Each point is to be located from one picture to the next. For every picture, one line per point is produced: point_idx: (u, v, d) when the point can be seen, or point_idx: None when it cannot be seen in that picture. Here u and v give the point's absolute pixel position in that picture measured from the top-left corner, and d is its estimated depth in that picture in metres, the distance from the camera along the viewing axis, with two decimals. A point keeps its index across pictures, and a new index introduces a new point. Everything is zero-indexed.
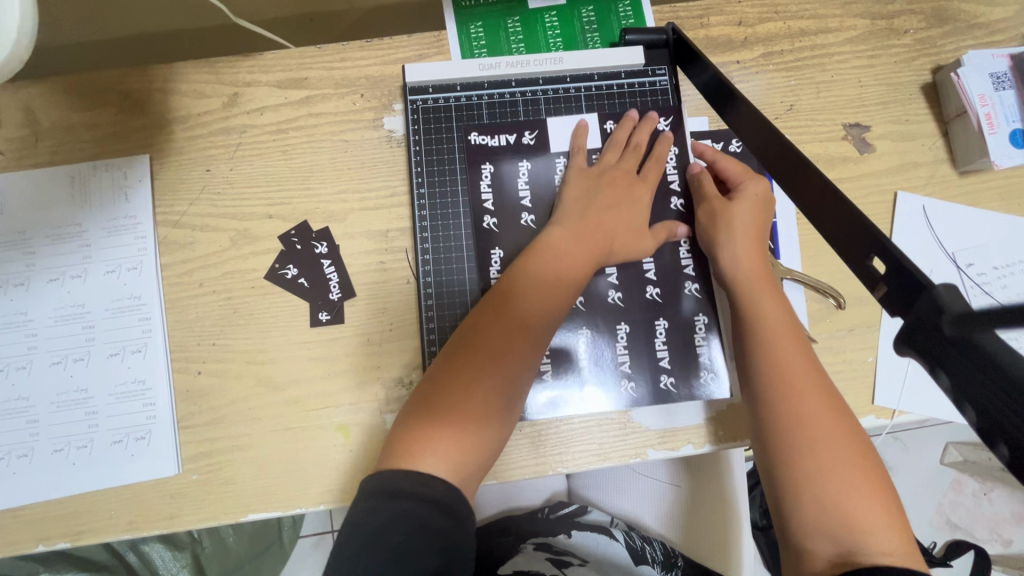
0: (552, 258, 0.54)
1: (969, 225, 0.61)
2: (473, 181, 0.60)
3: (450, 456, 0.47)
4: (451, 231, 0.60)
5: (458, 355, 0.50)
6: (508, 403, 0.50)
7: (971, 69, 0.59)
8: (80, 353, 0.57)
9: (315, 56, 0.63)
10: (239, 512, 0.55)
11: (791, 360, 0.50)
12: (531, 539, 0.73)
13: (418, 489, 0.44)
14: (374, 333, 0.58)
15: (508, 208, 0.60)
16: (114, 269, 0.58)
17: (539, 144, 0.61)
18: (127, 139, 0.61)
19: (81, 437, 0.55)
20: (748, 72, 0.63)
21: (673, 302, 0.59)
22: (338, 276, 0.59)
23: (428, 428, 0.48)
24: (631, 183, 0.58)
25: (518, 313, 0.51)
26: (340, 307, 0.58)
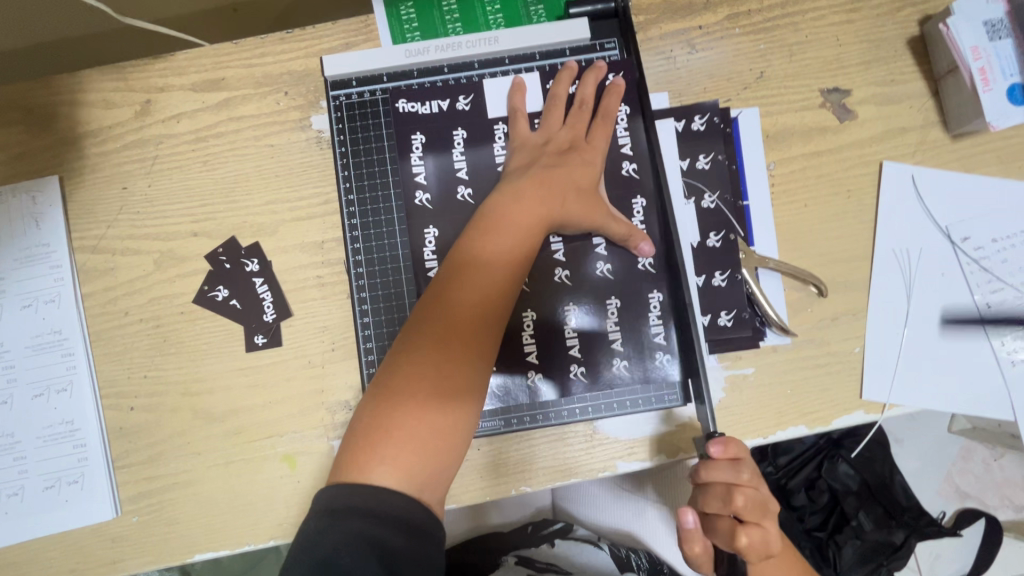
0: (496, 228, 0.48)
1: (962, 193, 0.55)
2: (408, 182, 0.55)
3: (406, 464, 0.42)
4: (390, 240, 0.55)
5: (402, 352, 0.45)
6: (463, 393, 0.44)
7: (962, 18, 0.52)
8: (2, 396, 0.53)
9: (231, 53, 0.57)
10: (185, 553, 0.52)
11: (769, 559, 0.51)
12: (514, 553, 0.71)
13: (372, 506, 0.40)
14: (315, 354, 0.54)
15: (446, 211, 0.55)
16: (30, 303, 0.54)
17: (475, 114, 0.55)
18: (34, 159, 0.56)
19: (11, 484, 0.52)
20: (712, 38, 0.57)
21: (629, 283, 0.54)
22: (273, 294, 0.54)
23: (376, 431, 0.43)
24: (577, 143, 0.52)
25: (460, 295, 0.45)
26: (275, 330, 0.54)
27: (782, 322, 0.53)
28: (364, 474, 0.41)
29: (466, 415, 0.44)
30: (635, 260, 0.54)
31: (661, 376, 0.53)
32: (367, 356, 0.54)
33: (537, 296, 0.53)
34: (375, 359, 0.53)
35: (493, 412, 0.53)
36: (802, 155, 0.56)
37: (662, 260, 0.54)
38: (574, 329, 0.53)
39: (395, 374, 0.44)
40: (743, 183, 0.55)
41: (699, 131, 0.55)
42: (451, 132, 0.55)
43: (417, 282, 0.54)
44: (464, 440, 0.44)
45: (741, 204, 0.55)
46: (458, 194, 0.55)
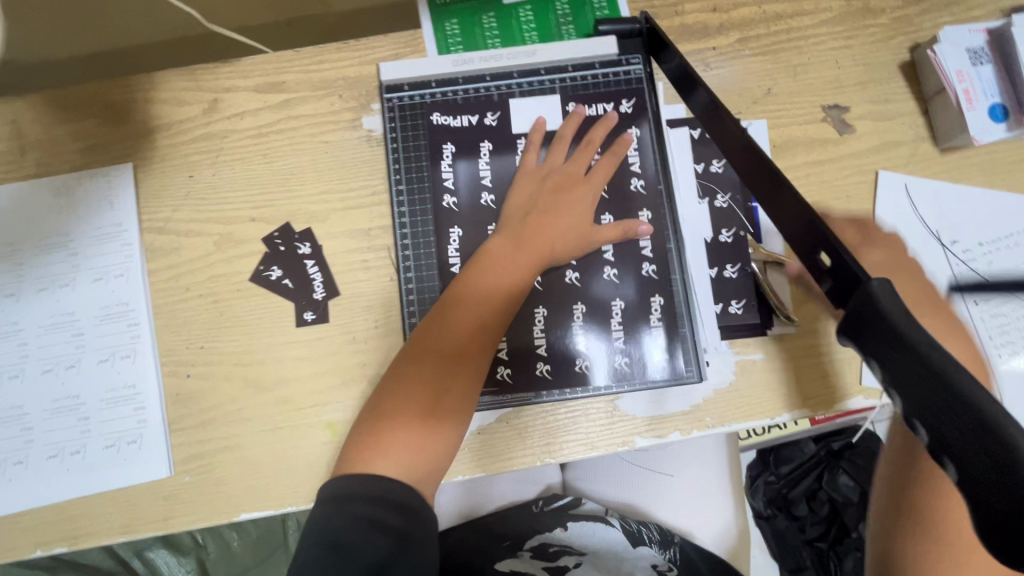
0: (494, 261, 0.54)
1: (951, 201, 0.61)
2: (437, 186, 0.60)
3: (402, 458, 0.47)
4: (421, 236, 0.60)
5: (407, 363, 0.51)
6: (458, 405, 0.50)
7: (947, 45, 0.59)
8: (70, 360, 0.58)
9: (293, 59, 0.63)
10: (232, 511, 0.56)
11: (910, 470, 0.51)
12: (527, 544, 0.72)
13: (373, 489, 0.45)
14: (358, 332, 0.59)
15: (473, 213, 0.60)
16: (102, 276, 0.59)
17: (502, 127, 0.61)
18: (110, 148, 0.61)
19: (74, 442, 0.56)
20: (725, 58, 0.63)
21: (635, 286, 0.58)
22: (324, 274, 0.59)
23: (380, 429, 0.48)
24: (575, 182, 0.58)
25: (463, 317, 0.52)
26: (323, 307, 0.59)
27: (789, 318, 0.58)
28: (366, 465, 0.47)
29: (456, 421, 0.50)
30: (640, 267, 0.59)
31: (676, 359, 0.57)
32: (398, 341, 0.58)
33: (548, 295, 0.58)
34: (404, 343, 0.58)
35: (524, 385, 0.57)
36: (805, 163, 0.62)
37: (664, 267, 0.59)
38: (581, 327, 0.58)
39: (399, 382, 0.50)
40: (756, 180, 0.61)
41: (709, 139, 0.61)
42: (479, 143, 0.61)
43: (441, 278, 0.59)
44: (455, 444, 0.50)
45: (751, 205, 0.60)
46: (482, 199, 0.60)
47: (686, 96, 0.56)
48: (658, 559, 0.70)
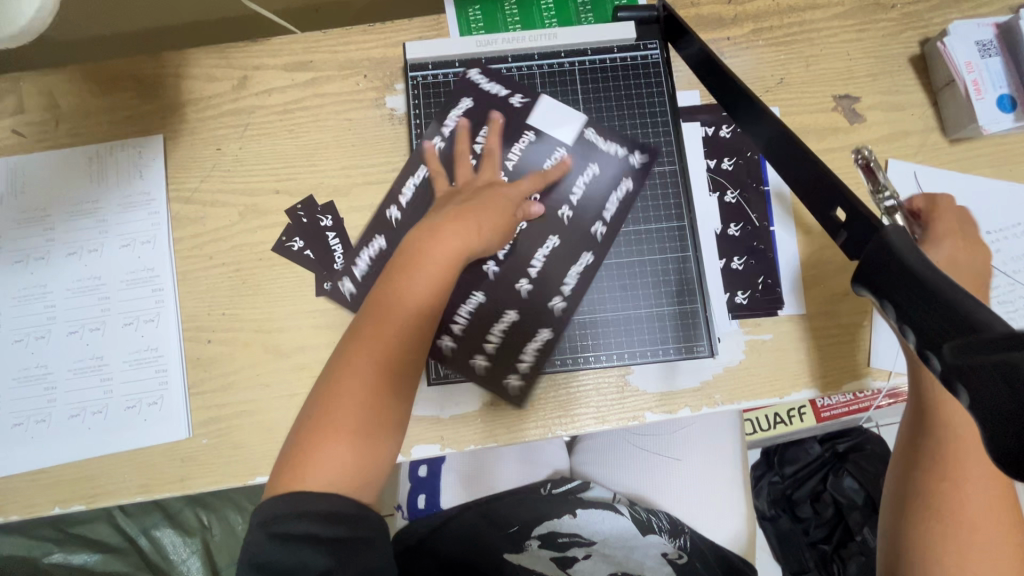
0: (415, 262, 0.50)
1: (960, 190, 0.62)
2: (445, 161, 0.62)
3: (332, 474, 0.43)
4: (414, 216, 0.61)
5: (327, 377, 0.47)
6: (385, 407, 0.47)
7: (956, 38, 0.61)
8: (95, 323, 0.59)
9: (320, 40, 0.65)
10: (247, 475, 0.57)
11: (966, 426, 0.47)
12: (535, 531, 0.75)
13: (300, 506, 0.41)
14: (355, 294, 0.60)
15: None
16: (129, 243, 0.61)
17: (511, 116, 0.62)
18: (142, 121, 0.63)
19: (96, 402, 0.58)
20: (739, 47, 0.65)
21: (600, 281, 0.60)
22: (366, 247, 0.61)
23: (303, 446, 0.44)
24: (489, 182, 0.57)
25: (385, 316, 0.48)
26: (352, 280, 0.60)
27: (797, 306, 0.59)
28: (294, 483, 0.43)
29: (388, 424, 0.47)
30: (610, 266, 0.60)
31: (690, 333, 0.59)
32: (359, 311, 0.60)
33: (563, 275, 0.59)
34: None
35: (539, 354, 0.58)
36: (816, 151, 0.63)
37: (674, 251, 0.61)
38: (592, 308, 0.60)
39: (323, 397, 0.46)
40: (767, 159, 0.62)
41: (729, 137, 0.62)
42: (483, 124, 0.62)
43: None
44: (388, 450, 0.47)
45: (763, 188, 0.62)
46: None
47: (704, 81, 0.56)
48: (667, 547, 0.72)
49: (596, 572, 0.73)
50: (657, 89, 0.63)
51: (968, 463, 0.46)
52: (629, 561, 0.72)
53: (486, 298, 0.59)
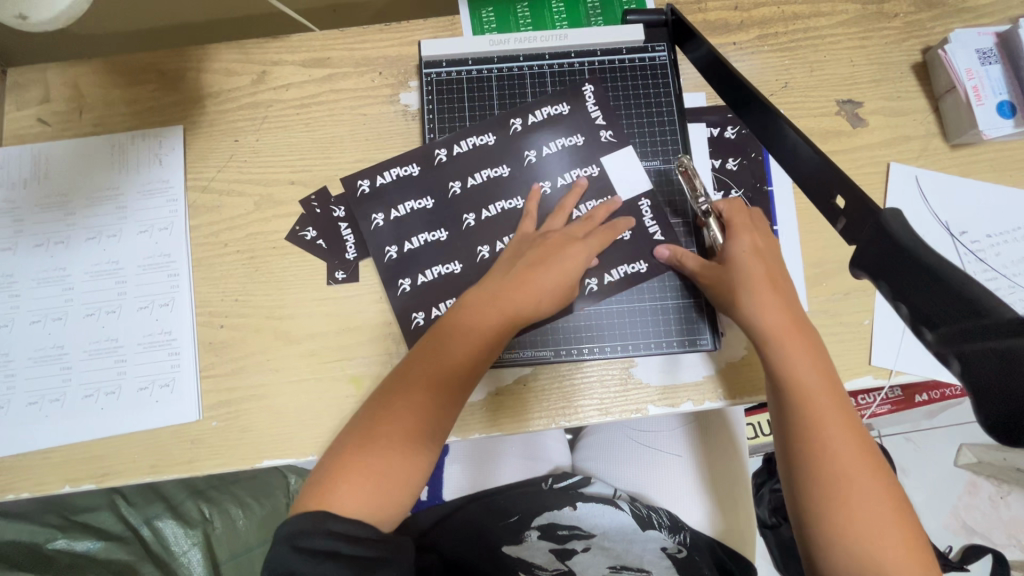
0: (474, 312, 0.53)
1: (961, 195, 0.63)
2: (502, 121, 0.63)
3: (362, 496, 0.47)
4: (453, 167, 0.63)
5: (378, 395, 0.51)
6: (423, 443, 0.49)
7: (957, 46, 0.62)
8: (111, 306, 0.61)
9: (337, 38, 0.67)
10: (255, 458, 0.58)
11: (804, 376, 0.50)
12: (535, 523, 0.74)
13: (327, 524, 0.43)
14: (371, 195, 0.62)
15: (520, 166, 0.63)
16: (147, 229, 0.62)
17: (570, 101, 0.64)
18: (163, 113, 0.65)
19: (110, 383, 0.59)
20: (744, 52, 0.67)
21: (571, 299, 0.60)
22: (398, 168, 0.63)
23: (345, 463, 0.48)
24: (567, 242, 0.57)
25: (441, 355, 0.52)
26: (371, 199, 0.62)
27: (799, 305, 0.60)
28: (328, 498, 0.46)
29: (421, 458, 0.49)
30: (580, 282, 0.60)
31: (690, 327, 0.60)
32: (370, 221, 0.62)
33: None
34: (384, 246, 0.61)
35: (544, 344, 0.59)
36: None
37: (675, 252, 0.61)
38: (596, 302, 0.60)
39: (371, 418, 0.50)
40: (770, 158, 0.64)
41: (732, 138, 0.64)
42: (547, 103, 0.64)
43: (439, 211, 0.62)
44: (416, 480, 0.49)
45: (766, 188, 0.63)
46: (528, 158, 0.63)
47: (714, 83, 0.57)
48: (667, 542, 0.72)
49: (595, 565, 0.71)
50: (664, 89, 0.65)
51: (816, 411, 0.49)
52: (629, 553, 0.72)
53: None
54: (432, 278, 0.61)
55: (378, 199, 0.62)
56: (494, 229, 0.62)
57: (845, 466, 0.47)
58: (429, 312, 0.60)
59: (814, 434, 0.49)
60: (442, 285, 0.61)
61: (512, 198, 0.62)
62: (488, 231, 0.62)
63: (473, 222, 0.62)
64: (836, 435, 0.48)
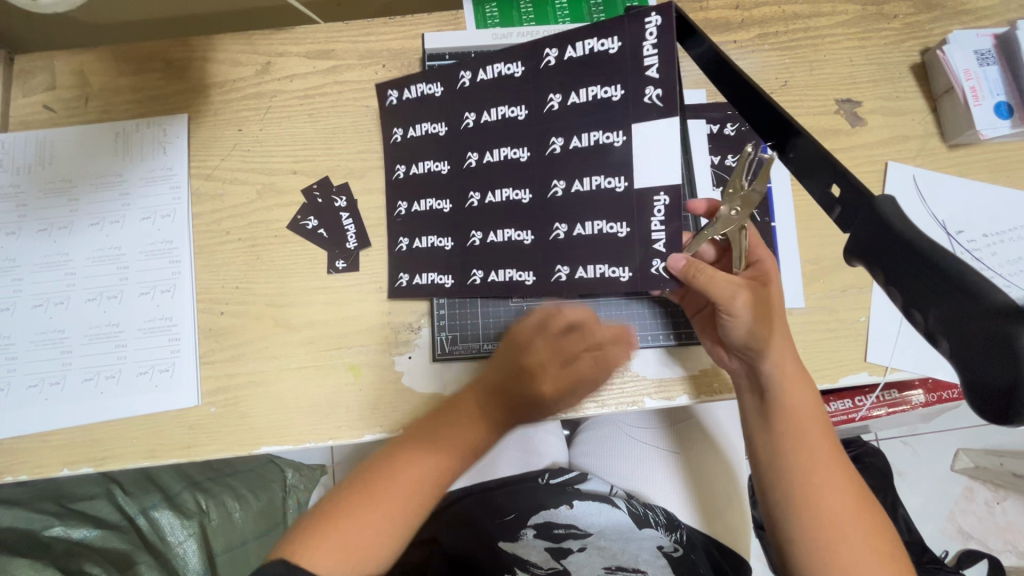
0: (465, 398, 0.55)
1: (957, 194, 0.64)
2: (542, 104, 0.60)
3: (340, 553, 0.47)
4: (478, 137, 0.62)
5: (367, 470, 0.53)
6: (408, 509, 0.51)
7: (956, 47, 0.63)
8: (112, 291, 0.61)
9: (342, 30, 0.68)
10: (253, 444, 0.58)
11: (809, 438, 0.53)
12: (531, 522, 0.74)
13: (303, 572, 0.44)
14: (404, 147, 0.64)
15: (542, 152, 0.60)
16: (150, 216, 0.63)
17: (625, 105, 0.57)
18: (169, 101, 0.66)
19: (110, 367, 0.59)
20: (745, 50, 0.67)
21: (544, 289, 0.59)
22: (430, 123, 0.63)
23: (332, 521, 0.49)
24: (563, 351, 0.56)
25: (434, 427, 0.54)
26: (405, 150, 0.64)
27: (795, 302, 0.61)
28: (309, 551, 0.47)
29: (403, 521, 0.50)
30: (552, 266, 0.59)
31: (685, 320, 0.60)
32: (396, 173, 0.63)
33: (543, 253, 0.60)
34: (398, 200, 0.63)
35: None
36: None
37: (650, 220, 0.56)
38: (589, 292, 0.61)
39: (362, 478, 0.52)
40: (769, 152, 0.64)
41: (731, 135, 0.65)
42: (597, 90, 0.58)
43: (452, 180, 0.62)
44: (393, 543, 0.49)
45: None
46: (555, 146, 0.60)
47: (722, 83, 0.54)
48: (663, 541, 0.72)
49: (590, 564, 0.71)
50: None
51: (816, 471, 0.52)
52: (625, 553, 0.71)
53: (453, 279, 0.61)
54: (424, 247, 0.62)
55: (410, 152, 0.63)
56: (490, 215, 0.61)
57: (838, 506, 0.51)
58: (412, 274, 0.62)
59: (819, 504, 0.51)
60: (428, 252, 0.62)
61: (521, 189, 0.60)
62: (484, 215, 0.61)
63: (477, 201, 0.61)
64: (838, 495, 0.52)
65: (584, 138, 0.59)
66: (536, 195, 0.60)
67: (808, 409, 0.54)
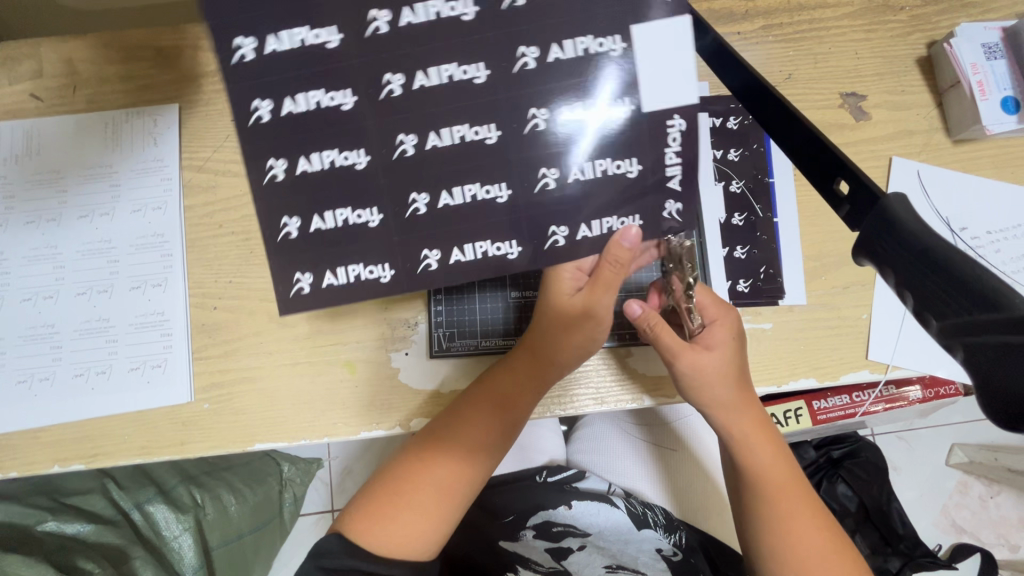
0: (493, 386, 0.55)
1: (960, 190, 0.63)
2: (513, 30, 0.43)
3: (388, 539, 0.52)
4: (397, 48, 0.43)
5: (408, 456, 0.56)
6: (444, 496, 0.54)
7: (963, 39, 0.62)
8: (103, 285, 0.60)
9: None
10: (248, 441, 0.58)
11: (771, 465, 0.54)
12: (530, 521, 0.74)
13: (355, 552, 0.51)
14: (279, 123, 0.42)
15: (509, 79, 0.44)
16: (140, 208, 0.61)
17: (629, 63, 0.45)
18: (159, 90, 0.64)
19: (100, 363, 0.58)
20: (749, 43, 0.66)
21: (536, 260, 0.48)
22: (310, 29, 0.41)
23: (376, 504, 0.54)
24: (578, 323, 0.53)
25: (458, 418, 0.55)
26: (269, 83, 0.42)
27: (797, 298, 0.60)
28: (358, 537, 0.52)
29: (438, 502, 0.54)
30: (544, 231, 0.48)
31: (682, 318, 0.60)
32: (253, 117, 0.42)
33: (530, 215, 0.47)
34: (266, 158, 0.43)
35: None
36: None
37: (660, 187, 0.48)
38: None
39: (401, 467, 0.55)
40: (772, 145, 0.63)
41: (734, 129, 0.64)
42: (595, 32, 0.44)
43: (360, 111, 0.43)
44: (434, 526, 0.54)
45: (767, 179, 0.63)
46: (538, 120, 0.45)
47: (722, 74, 0.48)
48: (662, 543, 0.72)
49: (591, 564, 0.72)
50: None
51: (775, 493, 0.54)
52: (624, 554, 0.72)
53: (390, 273, 0.47)
54: (335, 226, 0.45)
55: (278, 78, 0.42)
56: (438, 167, 0.45)
57: (811, 554, 0.52)
58: (317, 275, 0.46)
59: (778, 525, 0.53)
60: (349, 234, 0.45)
61: (483, 125, 0.45)
62: (426, 168, 0.45)
63: (411, 146, 0.45)
64: (795, 514, 0.53)
65: (579, 110, 0.45)
66: (507, 131, 0.45)
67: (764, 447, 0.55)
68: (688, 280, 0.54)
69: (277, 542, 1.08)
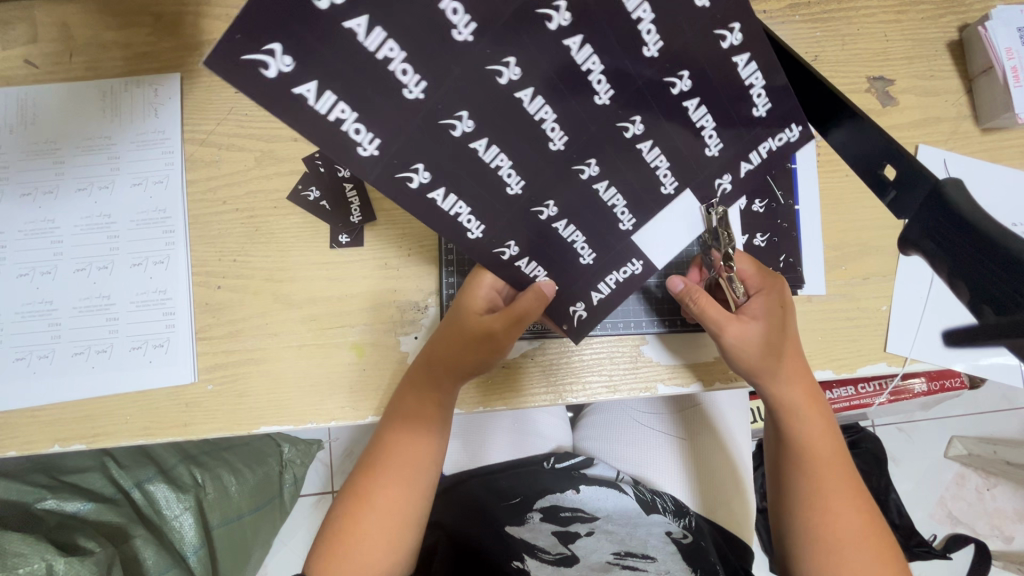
0: (414, 405, 0.54)
1: (987, 180, 0.61)
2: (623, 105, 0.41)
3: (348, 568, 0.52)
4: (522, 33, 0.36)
5: (346, 503, 0.55)
6: (396, 518, 0.54)
7: (999, 23, 0.59)
8: (103, 261, 0.58)
9: None
10: (252, 424, 0.56)
11: (817, 436, 0.53)
12: (537, 505, 0.75)
13: None
14: None
15: (540, 200, 0.44)
16: (141, 182, 0.59)
17: (657, 204, 0.47)
18: (159, 58, 0.61)
19: (101, 341, 0.57)
20: (774, 22, 0.63)
21: (474, 251, 0.46)
22: (404, 62, 0.35)
23: (334, 539, 0.53)
24: (481, 334, 0.51)
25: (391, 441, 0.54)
26: (309, 46, 0.34)
27: (815, 287, 0.59)
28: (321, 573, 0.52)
29: (389, 524, 0.54)
30: (501, 241, 0.46)
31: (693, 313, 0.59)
32: (256, 62, 0.33)
33: (504, 212, 0.44)
34: None
35: None
36: None
37: (595, 272, 0.50)
38: None
39: (350, 497, 0.55)
40: None
41: None
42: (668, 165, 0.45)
43: (392, 134, 0.38)
44: (391, 548, 0.53)
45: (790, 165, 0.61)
46: (542, 215, 0.45)
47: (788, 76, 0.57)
48: (671, 526, 0.73)
49: (598, 549, 0.73)
50: None
51: (819, 465, 0.53)
52: (633, 537, 0.73)
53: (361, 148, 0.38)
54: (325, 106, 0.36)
55: (330, 52, 0.34)
56: (483, 128, 0.39)
57: (847, 531, 0.52)
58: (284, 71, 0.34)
59: (820, 502, 0.52)
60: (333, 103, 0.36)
61: (514, 175, 0.43)
62: (482, 120, 0.39)
63: (458, 132, 0.39)
64: (836, 488, 0.53)
65: (606, 195, 0.46)
66: (546, 156, 0.42)
67: (814, 422, 0.53)
68: (726, 254, 0.52)
69: (275, 522, 1.08)
